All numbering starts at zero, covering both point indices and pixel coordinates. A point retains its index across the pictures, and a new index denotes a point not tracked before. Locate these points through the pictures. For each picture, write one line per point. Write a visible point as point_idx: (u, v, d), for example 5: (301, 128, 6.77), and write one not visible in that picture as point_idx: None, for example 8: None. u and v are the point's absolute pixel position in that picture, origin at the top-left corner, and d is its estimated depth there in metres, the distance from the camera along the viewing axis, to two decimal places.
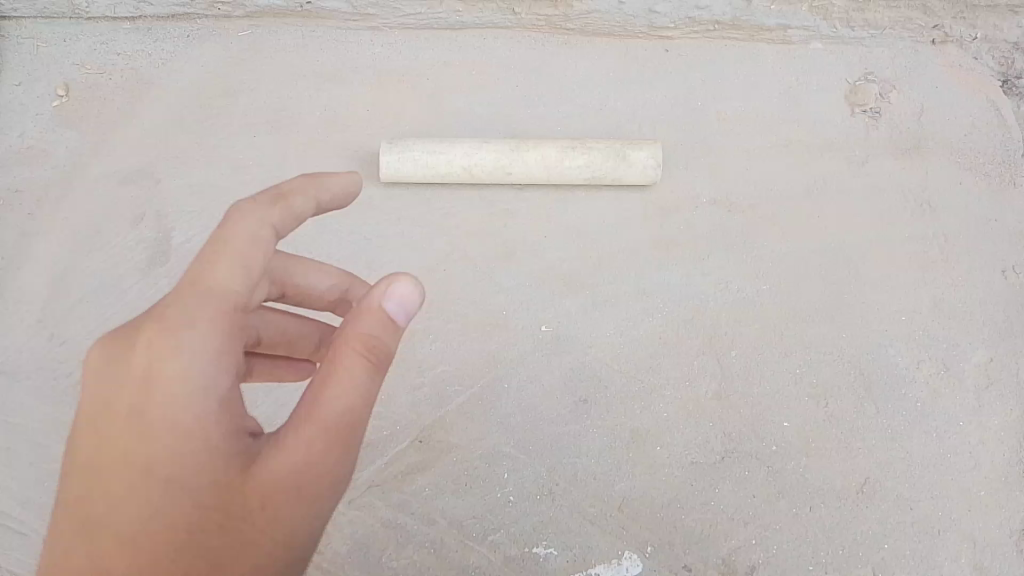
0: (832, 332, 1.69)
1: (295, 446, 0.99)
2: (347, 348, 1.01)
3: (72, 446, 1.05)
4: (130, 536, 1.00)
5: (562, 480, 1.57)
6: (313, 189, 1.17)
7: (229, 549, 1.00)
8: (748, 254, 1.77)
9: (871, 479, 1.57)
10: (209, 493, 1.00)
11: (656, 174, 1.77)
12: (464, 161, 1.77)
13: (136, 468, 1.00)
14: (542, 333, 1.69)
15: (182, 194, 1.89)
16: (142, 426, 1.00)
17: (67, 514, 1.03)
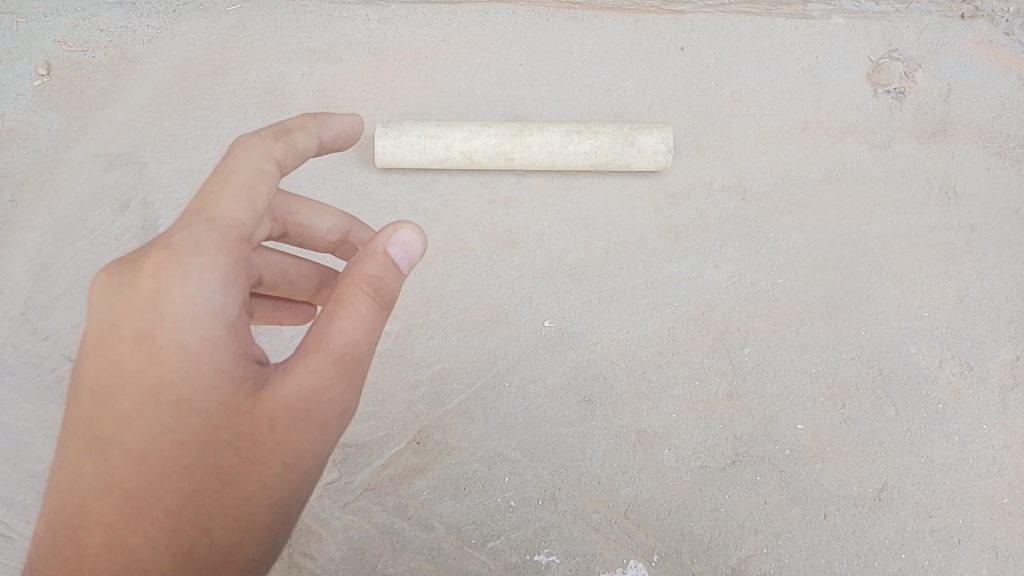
0: (850, 328, 1.61)
1: (299, 377, 0.89)
2: (354, 283, 0.92)
3: (75, 373, 0.95)
4: (135, 464, 0.89)
5: (565, 484, 1.50)
6: (318, 123, 1.08)
7: (241, 478, 0.89)
8: (763, 245, 1.68)
9: (889, 485, 1.50)
10: (220, 419, 0.89)
11: (666, 161, 1.68)
12: (465, 146, 1.69)
13: (142, 392, 0.90)
14: (545, 329, 1.62)
15: (168, 178, 1.79)
16: (149, 347, 0.90)
17: (69, 446, 0.93)
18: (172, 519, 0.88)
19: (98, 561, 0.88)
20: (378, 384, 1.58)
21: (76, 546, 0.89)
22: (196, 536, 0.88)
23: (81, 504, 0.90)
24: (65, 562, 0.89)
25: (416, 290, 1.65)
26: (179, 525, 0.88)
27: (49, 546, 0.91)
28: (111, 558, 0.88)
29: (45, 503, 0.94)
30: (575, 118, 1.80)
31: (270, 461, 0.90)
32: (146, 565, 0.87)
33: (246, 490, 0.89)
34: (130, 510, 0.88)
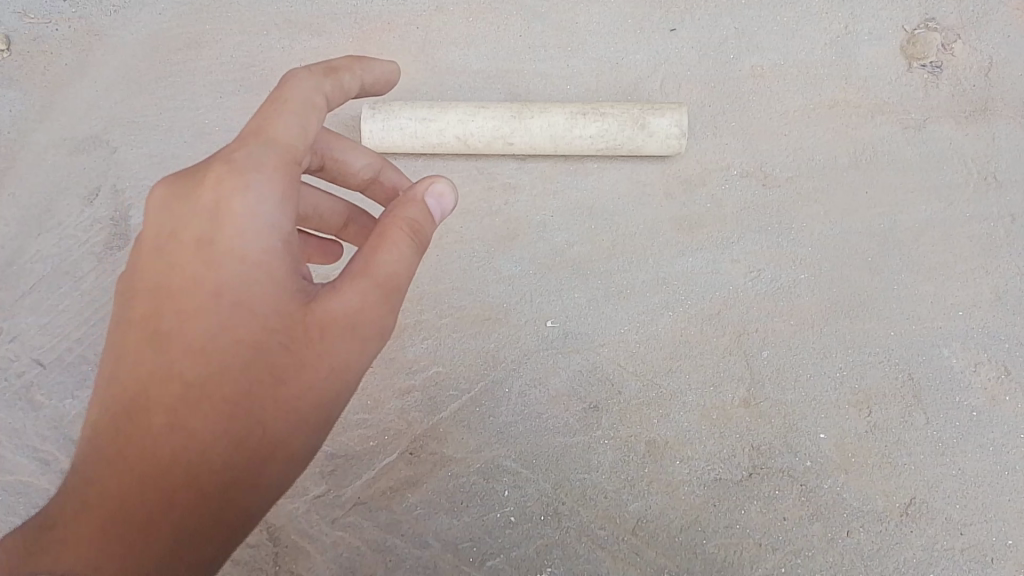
0: (879, 328, 1.48)
1: (348, 300, 0.87)
2: (394, 223, 0.91)
3: (128, 271, 0.91)
4: (191, 357, 0.86)
5: (570, 498, 1.40)
6: (361, 66, 1.05)
7: (294, 379, 0.87)
8: (784, 237, 1.55)
9: (917, 499, 1.39)
10: (279, 318, 0.87)
11: (680, 145, 1.54)
12: (460, 129, 1.55)
13: (202, 289, 0.87)
14: (548, 330, 1.50)
15: (142, 163, 1.66)
16: (210, 246, 0.87)
17: (121, 343, 0.89)
18: (226, 412, 0.85)
19: (150, 452, 0.85)
20: (369, 389, 1.47)
21: (127, 437, 0.85)
22: (248, 431, 0.85)
23: (133, 395, 0.86)
24: (114, 452, 0.85)
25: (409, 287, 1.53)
26: (233, 419, 0.85)
27: (96, 439, 0.87)
28: (164, 448, 0.84)
29: (93, 397, 0.90)
30: (581, 95, 1.65)
31: (323, 366, 0.87)
32: (200, 455, 0.84)
33: (299, 390, 0.87)
34: (184, 405, 0.85)
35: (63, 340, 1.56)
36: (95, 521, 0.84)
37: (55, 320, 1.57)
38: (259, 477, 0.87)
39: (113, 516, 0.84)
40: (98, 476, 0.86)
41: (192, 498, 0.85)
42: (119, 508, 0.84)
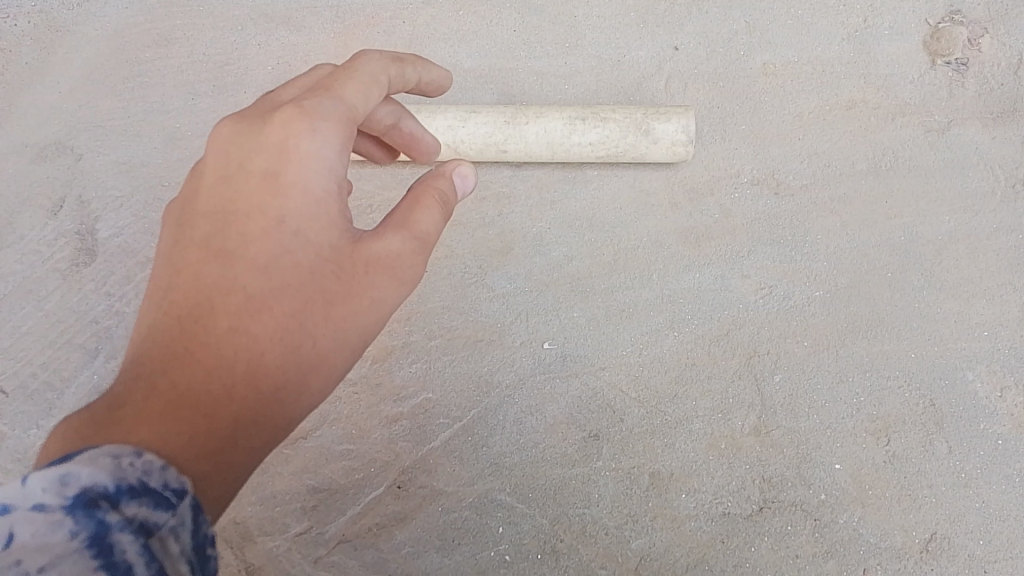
0: (898, 349, 1.39)
1: (388, 243, 0.92)
2: (428, 190, 0.98)
3: (190, 198, 0.94)
4: (253, 271, 0.88)
5: (568, 535, 1.31)
6: (423, 68, 1.11)
7: (345, 302, 0.89)
8: (798, 250, 1.44)
9: (938, 535, 1.31)
10: (334, 246, 0.91)
11: (687, 152, 1.44)
12: (448, 135, 1.43)
13: (266, 211, 0.90)
14: (545, 353, 1.40)
15: (107, 171, 1.55)
16: (277, 173, 0.91)
17: (182, 258, 0.90)
18: (284, 324, 0.87)
19: (211, 352, 0.84)
20: (354, 417, 1.38)
21: (188, 337, 0.84)
22: (301, 344, 0.87)
23: (195, 300, 0.87)
24: (174, 348, 0.83)
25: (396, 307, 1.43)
26: (289, 331, 0.87)
27: (152, 339, 0.85)
28: (225, 348, 0.84)
29: (144, 311, 0.89)
30: (581, 97, 1.54)
31: (368, 296, 0.90)
32: (259, 361, 0.85)
33: (347, 312, 0.89)
34: (245, 313, 0.86)
35: (26, 365, 1.45)
36: (153, 405, 0.78)
37: (17, 344, 1.46)
38: (301, 394, 0.88)
39: (174, 403, 0.79)
40: (153, 369, 0.82)
41: (246, 403, 0.83)
42: (180, 396, 0.80)
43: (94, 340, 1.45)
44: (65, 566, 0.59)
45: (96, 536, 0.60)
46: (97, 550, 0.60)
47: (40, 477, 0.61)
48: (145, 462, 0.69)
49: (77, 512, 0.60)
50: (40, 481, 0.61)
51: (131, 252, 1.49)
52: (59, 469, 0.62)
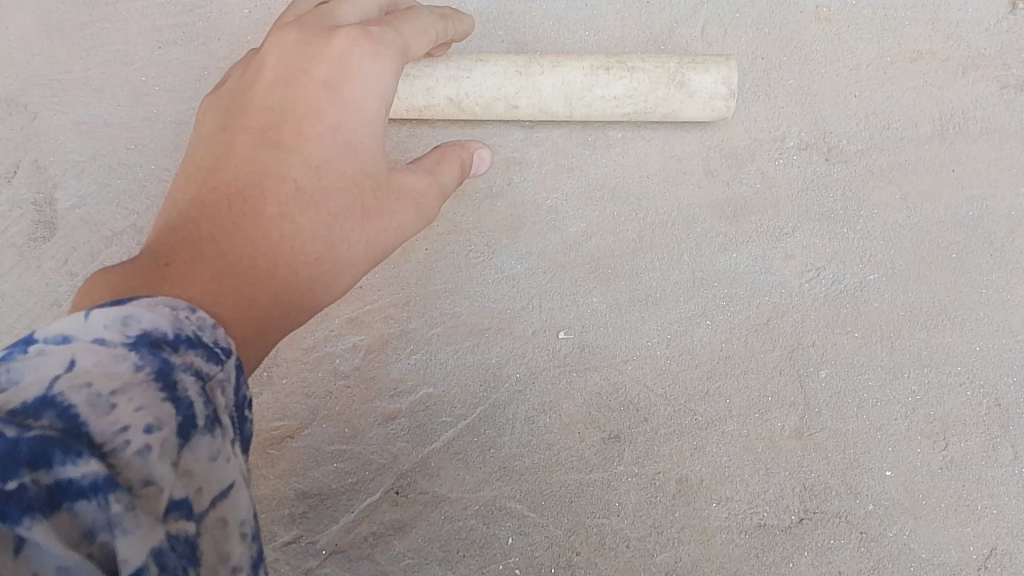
0: (959, 341, 1.23)
1: (418, 178, 0.98)
2: (454, 144, 1.05)
3: (245, 90, 0.96)
4: (302, 167, 0.91)
5: (586, 547, 1.18)
6: (460, 24, 1.13)
7: (379, 221, 0.94)
8: (850, 227, 1.27)
9: (999, 550, 1.16)
10: (375, 166, 0.95)
11: (728, 107, 1.25)
12: (451, 87, 1.24)
13: (321, 116, 0.93)
14: (560, 343, 1.25)
15: (66, 132, 1.37)
16: (336, 80, 0.93)
17: (233, 144, 0.93)
18: (323, 224, 0.90)
19: (258, 233, 0.86)
20: (346, 414, 1.24)
21: (235, 215, 0.86)
22: (336, 247, 0.90)
23: (245, 183, 0.89)
24: (223, 222, 0.85)
25: (392, 290, 1.27)
26: (326, 232, 0.90)
27: (200, 209, 0.86)
28: (271, 232, 0.86)
29: (188, 184, 0.91)
30: (600, 46, 1.33)
31: (396, 220, 0.95)
32: (298, 252, 0.87)
33: (378, 230, 0.94)
34: (293, 205, 0.89)
35: None
36: (202, 269, 0.79)
37: None
38: (321, 295, 0.90)
39: (222, 271, 0.80)
40: (200, 235, 0.83)
41: (283, 288, 0.85)
42: (228, 265, 0.81)
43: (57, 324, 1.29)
44: (134, 393, 0.57)
45: (159, 371, 0.59)
46: (163, 383, 0.59)
47: (104, 315, 0.61)
48: (200, 320, 0.68)
49: (141, 348, 0.60)
50: (103, 318, 0.61)
51: (95, 225, 1.33)
52: (121, 311, 0.62)
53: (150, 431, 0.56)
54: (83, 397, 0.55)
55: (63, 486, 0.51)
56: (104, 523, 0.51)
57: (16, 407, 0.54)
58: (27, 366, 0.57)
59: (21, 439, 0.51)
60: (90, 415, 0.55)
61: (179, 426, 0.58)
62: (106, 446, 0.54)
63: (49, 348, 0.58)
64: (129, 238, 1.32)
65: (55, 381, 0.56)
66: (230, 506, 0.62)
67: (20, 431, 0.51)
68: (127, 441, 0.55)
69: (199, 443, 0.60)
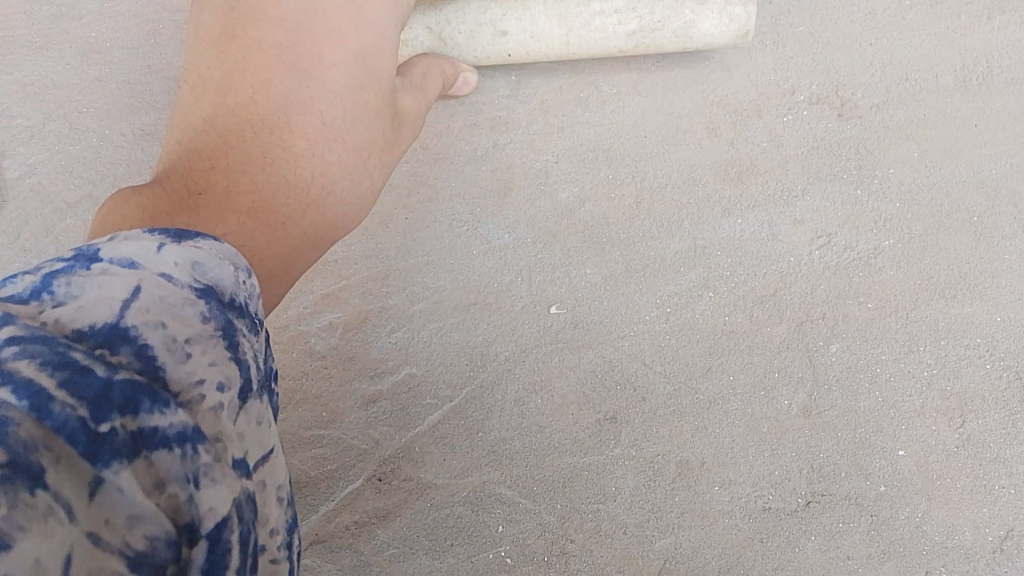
0: (981, 311, 1.15)
1: (413, 105, 1.08)
2: (436, 66, 1.16)
3: (250, 12, 0.95)
4: (322, 93, 0.91)
5: (580, 534, 1.10)
6: None
7: (389, 152, 1.00)
8: (865, 188, 1.19)
9: (1016, 533, 1.09)
10: (386, 95, 1.00)
11: (746, 21, 1.19)
12: (431, 17, 1.20)
13: (341, 43, 0.95)
14: (553, 320, 1.16)
15: (14, 95, 1.26)
16: (355, 9, 0.97)
17: (249, 67, 0.91)
18: (347, 156, 0.92)
19: (291, 163, 0.85)
20: (324, 397, 1.16)
21: (263, 145, 0.85)
22: (358, 178, 0.94)
23: (266, 111, 0.88)
24: (252, 153, 0.84)
25: (371, 263, 1.19)
26: (347, 163, 0.92)
27: (225, 136, 0.85)
28: (304, 166, 0.87)
29: (203, 109, 0.88)
30: None
31: (397, 150, 1.03)
32: (326, 185, 0.89)
33: (385, 160, 0.99)
34: (319, 138, 0.89)
35: None
36: (241, 201, 0.78)
37: None
38: (340, 226, 0.92)
39: (259, 203, 0.79)
40: (234, 165, 0.81)
41: (312, 221, 0.86)
42: (265, 198, 0.81)
43: None
44: (205, 347, 0.55)
45: (224, 327, 0.57)
46: (228, 341, 0.57)
47: (176, 251, 0.58)
48: (254, 287, 0.65)
49: (210, 299, 0.57)
50: (174, 254, 0.58)
51: (45, 194, 1.22)
52: (192, 254, 0.59)
53: (222, 389, 0.54)
54: (160, 339, 0.52)
55: (148, 434, 0.48)
56: (184, 475, 0.49)
57: (88, 331, 0.51)
58: (90, 283, 0.53)
59: (112, 381, 0.48)
60: (167, 361, 0.52)
61: (241, 390, 0.56)
62: (181, 395, 0.52)
63: (115, 271, 0.54)
64: (84, 210, 1.20)
65: (126, 311, 0.52)
66: (268, 472, 0.59)
67: (110, 371, 0.48)
68: (203, 395, 0.53)
69: (253, 406, 0.58)
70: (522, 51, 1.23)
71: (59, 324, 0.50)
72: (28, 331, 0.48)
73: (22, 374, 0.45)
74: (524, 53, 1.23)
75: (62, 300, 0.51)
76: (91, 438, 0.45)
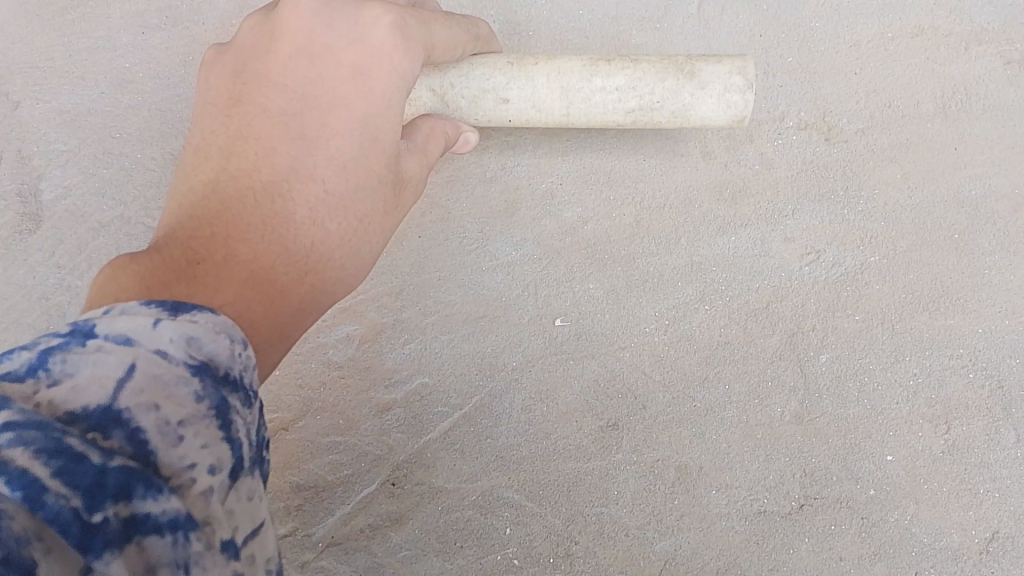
0: (963, 322, 1.21)
1: (423, 162, 1.01)
2: (437, 128, 1.06)
3: (258, 70, 0.94)
4: (326, 160, 0.90)
5: (584, 536, 1.16)
6: (444, 24, 1.03)
7: (396, 216, 0.97)
8: (852, 207, 1.26)
9: (1000, 534, 1.15)
10: (395, 159, 0.95)
11: (744, 106, 1.18)
12: (435, 78, 1.15)
13: (348, 107, 0.91)
14: (557, 331, 1.23)
15: (51, 123, 1.35)
16: (365, 71, 0.92)
17: (253, 130, 0.90)
18: (349, 225, 0.90)
19: (291, 234, 0.85)
20: (340, 404, 1.22)
21: (262, 215, 0.85)
22: (361, 246, 0.91)
23: (268, 179, 0.87)
24: (250, 223, 0.84)
25: (386, 278, 1.26)
26: (350, 231, 0.90)
27: (225, 204, 0.85)
28: (302, 238, 0.86)
29: (206, 171, 0.89)
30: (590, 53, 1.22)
31: (404, 211, 0.98)
32: (326, 256, 0.88)
33: (392, 223, 0.96)
34: (321, 208, 0.88)
35: None
36: (238, 272, 0.79)
37: None
38: (343, 293, 0.91)
39: (256, 273, 0.80)
40: (233, 235, 0.82)
41: (311, 295, 0.86)
42: (264, 271, 0.81)
43: (45, 318, 1.26)
44: (199, 429, 0.58)
45: (218, 406, 0.61)
46: (221, 420, 0.61)
47: (171, 327, 0.62)
48: (250, 358, 0.68)
49: (204, 376, 0.61)
50: (169, 330, 0.62)
51: (81, 216, 1.30)
52: (187, 328, 0.63)
53: (213, 472, 0.58)
54: (153, 422, 0.56)
55: (140, 520, 0.52)
56: (175, 561, 0.53)
57: (80, 412, 0.55)
58: (85, 361, 0.57)
59: (106, 468, 0.51)
60: (159, 445, 0.56)
61: (232, 469, 0.60)
62: (172, 480, 0.56)
63: (111, 349, 0.59)
64: (116, 229, 1.29)
65: (119, 393, 0.56)
66: (259, 546, 0.62)
67: (104, 458, 0.52)
68: (193, 478, 0.57)
69: (244, 484, 0.62)
70: (523, 118, 1.20)
71: (53, 405, 0.54)
72: (22, 416, 0.51)
73: (16, 464, 0.48)
74: (524, 119, 1.21)
75: (56, 380, 0.56)
76: (83, 529, 0.49)
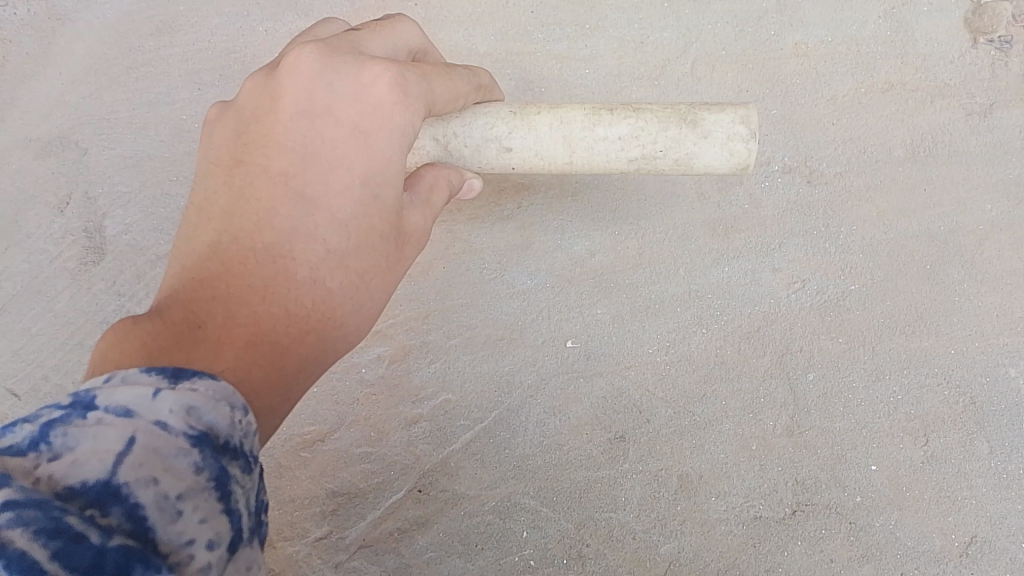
0: (937, 345, 1.34)
1: (423, 213, 1.09)
2: (438, 179, 1.13)
3: (263, 131, 1.01)
4: (327, 219, 0.97)
5: (595, 539, 1.27)
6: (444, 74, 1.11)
7: (396, 268, 1.04)
8: (833, 242, 1.40)
9: (977, 538, 1.26)
10: (395, 214, 1.01)
11: (747, 150, 1.30)
12: (439, 129, 1.28)
13: (348, 168, 0.98)
14: (568, 352, 1.36)
15: (115, 167, 1.51)
16: (364, 131, 0.99)
17: (255, 192, 0.98)
18: (349, 282, 0.97)
19: (289, 294, 0.93)
20: (372, 419, 1.34)
21: (262, 277, 0.93)
22: (360, 300, 0.99)
23: (268, 241, 0.95)
24: (250, 285, 0.92)
25: (414, 302, 1.39)
26: (350, 286, 0.97)
27: (226, 266, 0.93)
28: (303, 297, 0.94)
29: (210, 232, 0.97)
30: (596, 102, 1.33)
31: (406, 262, 1.05)
32: (327, 312, 0.95)
33: (393, 275, 1.03)
34: (320, 267, 0.95)
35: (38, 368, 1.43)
36: (238, 334, 0.87)
37: (29, 347, 1.44)
38: (345, 344, 0.98)
39: (256, 334, 0.88)
40: (234, 296, 0.90)
41: (313, 348, 0.93)
42: (262, 330, 0.89)
43: None
44: (197, 502, 0.63)
45: (217, 476, 0.65)
46: (220, 492, 0.65)
47: (171, 398, 0.66)
48: (249, 423, 0.72)
49: (203, 447, 0.66)
50: (169, 402, 0.66)
51: (141, 250, 1.46)
52: (185, 398, 0.67)
53: (211, 548, 0.62)
54: (151, 499, 0.60)
55: None
56: None
57: (79, 489, 0.59)
58: (86, 435, 0.62)
59: (105, 549, 0.55)
60: (158, 522, 0.60)
61: (229, 542, 0.65)
62: (172, 557, 0.59)
63: (112, 422, 0.63)
64: None
65: (117, 469, 0.60)
66: None
67: (103, 538, 0.56)
68: (191, 554, 0.61)
69: (241, 554, 0.67)
70: (526, 163, 1.33)
71: (53, 480, 0.59)
72: (22, 495, 0.56)
73: (15, 545, 0.53)
74: (527, 163, 1.34)
75: (57, 453, 0.60)
76: None
